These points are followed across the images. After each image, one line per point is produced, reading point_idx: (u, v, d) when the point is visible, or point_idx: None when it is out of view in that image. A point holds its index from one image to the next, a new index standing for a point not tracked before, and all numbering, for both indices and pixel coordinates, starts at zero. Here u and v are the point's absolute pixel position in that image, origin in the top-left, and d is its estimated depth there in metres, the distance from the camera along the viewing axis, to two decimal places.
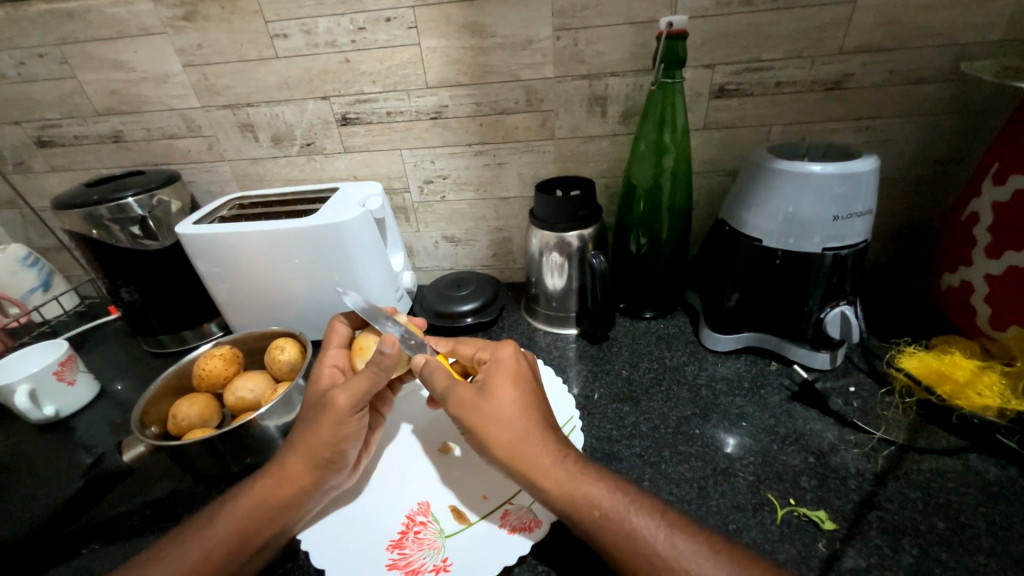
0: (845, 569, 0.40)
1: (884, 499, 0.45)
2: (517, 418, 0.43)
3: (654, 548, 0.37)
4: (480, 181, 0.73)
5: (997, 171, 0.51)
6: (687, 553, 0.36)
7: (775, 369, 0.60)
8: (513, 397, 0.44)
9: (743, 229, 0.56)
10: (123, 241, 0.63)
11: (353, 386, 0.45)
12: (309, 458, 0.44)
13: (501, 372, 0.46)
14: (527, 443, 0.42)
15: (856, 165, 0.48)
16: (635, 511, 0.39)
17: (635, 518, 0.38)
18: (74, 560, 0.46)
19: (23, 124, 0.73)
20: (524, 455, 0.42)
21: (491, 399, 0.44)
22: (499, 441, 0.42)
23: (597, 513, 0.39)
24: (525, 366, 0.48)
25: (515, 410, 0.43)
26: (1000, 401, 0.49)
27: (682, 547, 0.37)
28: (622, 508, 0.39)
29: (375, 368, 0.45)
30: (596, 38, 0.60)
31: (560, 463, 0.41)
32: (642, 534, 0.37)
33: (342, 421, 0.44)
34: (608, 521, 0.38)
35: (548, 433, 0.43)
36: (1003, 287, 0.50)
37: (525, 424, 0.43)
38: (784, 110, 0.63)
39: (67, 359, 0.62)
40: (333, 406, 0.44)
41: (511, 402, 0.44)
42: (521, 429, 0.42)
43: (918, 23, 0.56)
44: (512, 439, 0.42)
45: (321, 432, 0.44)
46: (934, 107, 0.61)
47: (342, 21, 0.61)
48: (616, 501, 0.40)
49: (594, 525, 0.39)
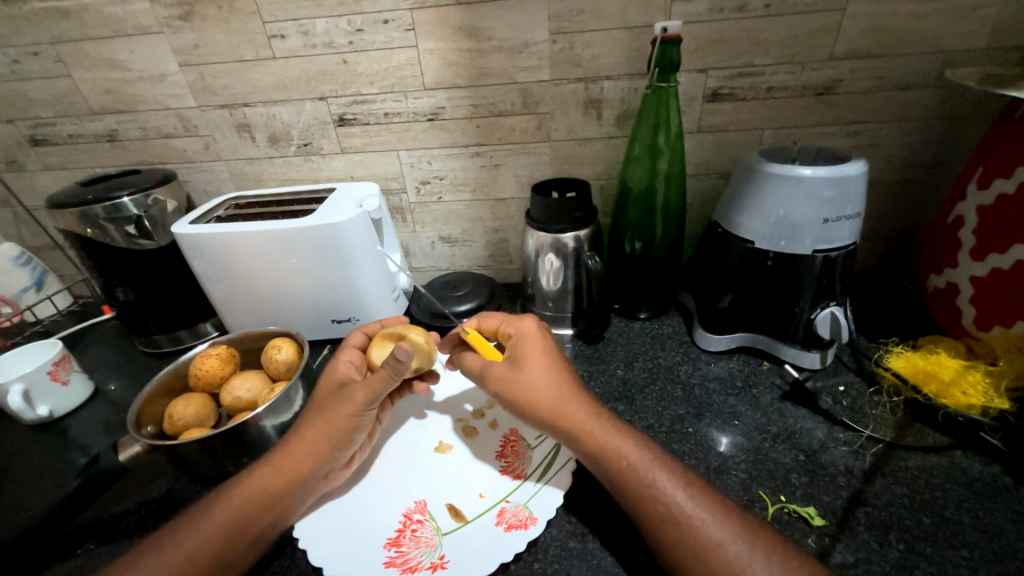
0: (834, 564, 0.40)
1: (871, 496, 0.46)
2: (550, 383, 0.45)
3: (674, 498, 0.38)
4: (476, 183, 0.73)
5: (982, 175, 0.53)
6: (702, 506, 0.38)
7: (767, 369, 0.62)
8: (546, 365, 0.47)
9: (736, 232, 0.57)
10: (118, 240, 0.62)
11: (370, 383, 0.46)
12: (318, 447, 0.45)
13: (531, 343, 0.49)
14: (564, 403, 0.44)
15: (846, 168, 0.49)
16: (657, 467, 0.41)
17: (657, 473, 0.40)
18: (69, 560, 0.46)
19: (16, 123, 0.73)
20: (562, 413, 0.44)
21: (526, 365, 0.47)
22: (540, 402, 0.44)
23: (623, 464, 0.41)
24: (550, 338, 0.50)
25: (551, 375, 0.46)
26: (985, 400, 0.50)
27: (697, 501, 0.38)
28: (647, 462, 0.41)
29: (390, 369, 0.46)
30: (592, 42, 0.61)
31: (591, 420, 0.43)
32: (662, 486, 0.39)
33: (357, 413, 0.46)
34: (633, 474, 0.40)
35: (583, 395, 0.46)
36: (988, 288, 0.51)
37: (559, 386, 0.45)
38: (776, 115, 0.64)
39: (61, 359, 0.62)
40: (351, 399, 0.46)
41: (547, 369, 0.46)
42: (555, 393, 0.45)
43: (906, 31, 0.57)
44: (552, 399, 0.44)
45: (334, 421, 0.46)
46: (922, 113, 0.62)
47: (339, 22, 0.61)
48: (642, 456, 0.41)
49: (620, 476, 0.40)
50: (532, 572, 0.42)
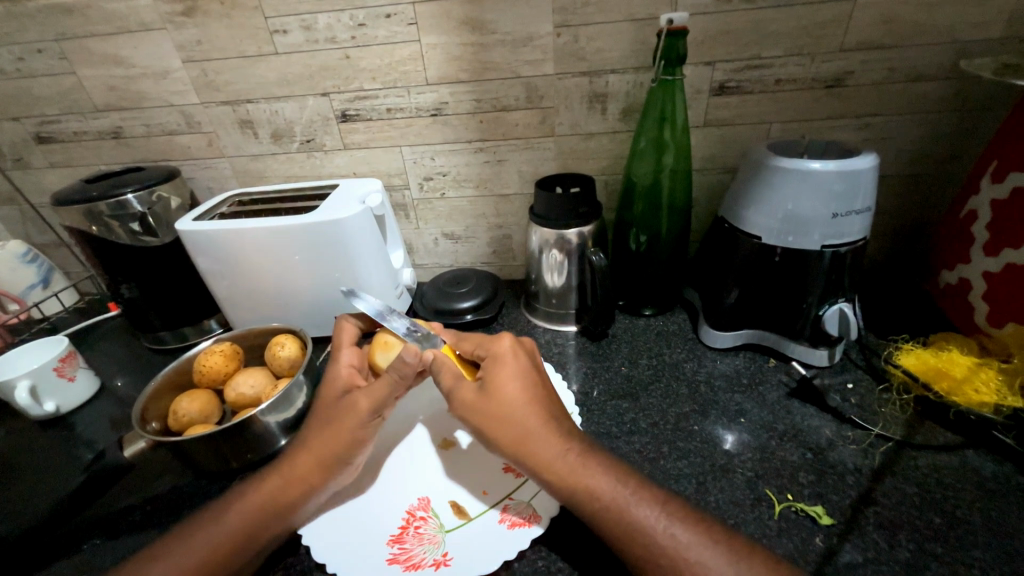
0: (842, 564, 0.40)
1: (881, 495, 0.45)
2: (518, 417, 0.43)
3: (655, 538, 0.37)
4: (480, 178, 0.73)
5: (996, 169, 0.52)
6: (691, 543, 0.37)
7: (774, 366, 0.61)
8: (517, 393, 0.45)
9: (742, 226, 0.56)
10: (122, 237, 0.63)
11: (373, 392, 0.47)
12: (321, 460, 0.45)
13: (503, 369, 0.47)
14: (535, 439, 0.42)
15: (855, 162, 0.48)
16: (636, 502, 0.39)
17: (636, 509, 0.39)
18: (76, 555, 0.46)
19: (21, 120, 0.73)
20: (532, 449, 0.42)
21: (494, 396, 0.44)
22: (508, 437, 0.43)
23: (598, 504, 0.39)
24: (524, 360, 0.48)
25: (520, 405, 0.44)
26: (997, 398, 0.49)
27: (683, 537, 0.37)
28: (624, 498, 0.39)
29: (397, 373, 0.47)
30: (597, 35, 0.60)
31: (562, 457, 0.42)
32: (643, 524, 0.38)
33: (365, 422, 0.46)
34: (609, 511, 0.39)
35: (555, 426, 0.43)
36: (1001, 285, 0.50)
37: (528, 418, 0.43)
38: (784, 108, 0.63)
39: (67, 356, 0.62)
40: (355, 408, 0.46)
41: (516, 398, 0.44)
42: (523, 427, 0.43)
43: (919, 20, 0.56)
44: (520, 434, 0.42)
45: (340, 433, 0.45)
46: (934, 105, 0.61)
47: (342, 17, 0.61)
48: (618, 492, 0.40)
49: (596, 515, 0.39)
50: (536, 570, 0.42)
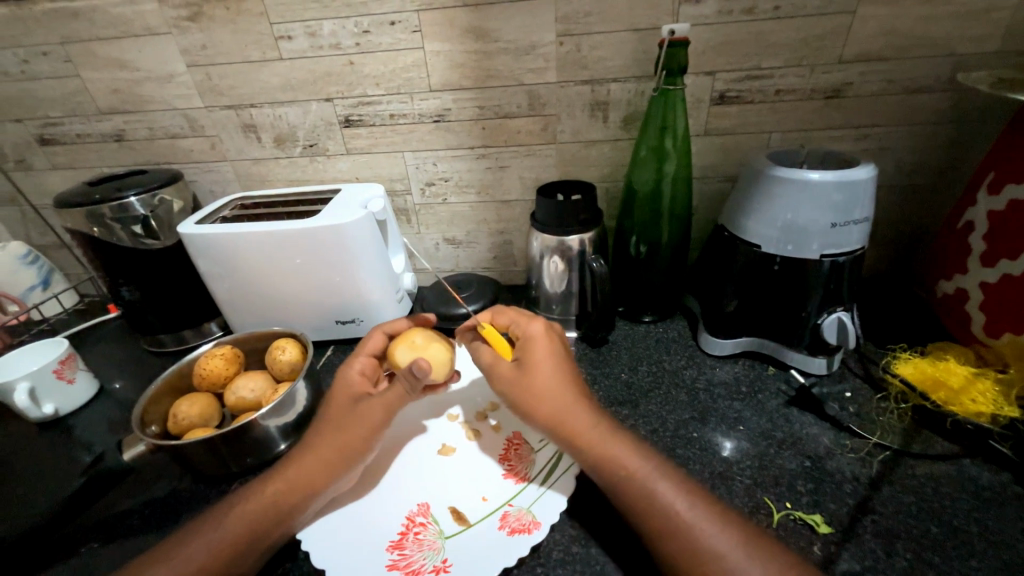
0: (840, 572, 0.40)
1: (878, 504, 0.45)
2: (551, 391, 0.45)
3: (675, 509, 0.38)
4: (481, 184, 0.73)
5: (992, 181, 0.52)
6: (704, 517, 0.37)
7: (772, 374, 0.61)
8: (549, 370, 0.46)
9: (742, 235, 0.57)
10: (124, 239, 0.63)
11: (387, 398, 0.48)
12: (330, 463, 0.45)
13: (538, 346, 0.48)
14: (565, 413, 0.44)
15: (854, 173, 0.49)
16: (658, 476, 0.40)
17: (657, 482, 0.40)
18: (73, 559, 0.46)
19: (25, 122, 0.73)
20: (563, 423, 0.44)
21: (528, 372, 0.46)
22: (542, 410, 0.44)
23: (623, 475, 0.40)
24: (557, 342, 0.49)
25: (553, 380, 0.45)
26: (994, 407, 0.50)
27: (699, 512, 0.38)
28: (646, 471, 0.40)
29: (407, 383, 0.48)
30: (599, 44, 0.61)
31: (592, 430, 0.43)
32: (663, 496, 0.39)
33: (375, 432, 0.47)
34: (632, 482, 0.40)
35: (586, 403, 0.45)
36: (999, 295, 0.51)
37: (561, 393, 0.45)
38: (783, 118, 0.64)
39: (67, 358, 0.62)
40: (370, 416, 0.47)
41: (549, 373, 0.46)
42: (555, 402, 0.44)
43: (918, 34, 0.56)
44: (553, 407, 0.44)
45: (353, 438, 0.46)
46: (932, 116, 0.61)
47: (346, 24, 0.61)
48: (640, 465, 0.41)
49: (620, 486, 0.40)
50: None
